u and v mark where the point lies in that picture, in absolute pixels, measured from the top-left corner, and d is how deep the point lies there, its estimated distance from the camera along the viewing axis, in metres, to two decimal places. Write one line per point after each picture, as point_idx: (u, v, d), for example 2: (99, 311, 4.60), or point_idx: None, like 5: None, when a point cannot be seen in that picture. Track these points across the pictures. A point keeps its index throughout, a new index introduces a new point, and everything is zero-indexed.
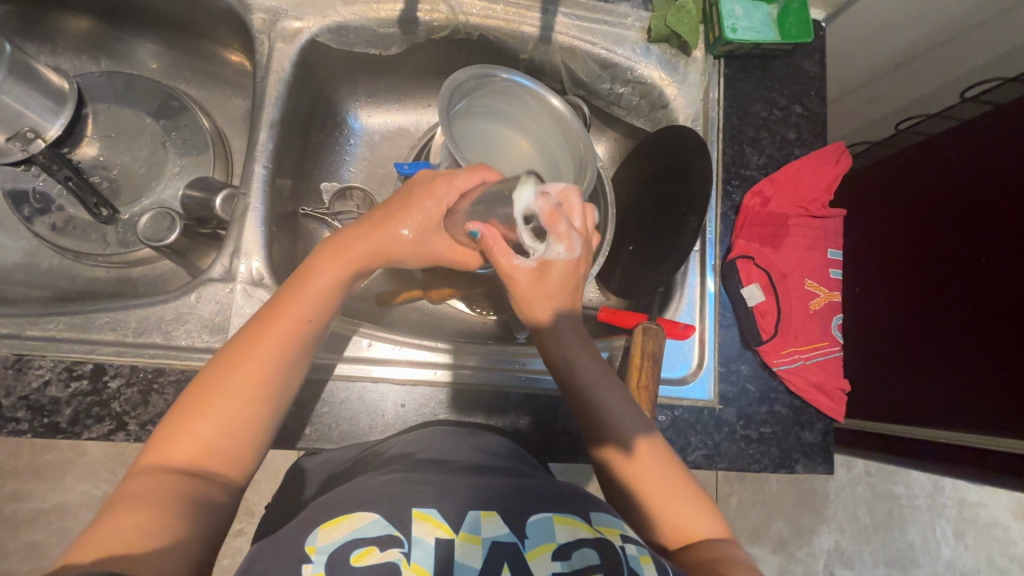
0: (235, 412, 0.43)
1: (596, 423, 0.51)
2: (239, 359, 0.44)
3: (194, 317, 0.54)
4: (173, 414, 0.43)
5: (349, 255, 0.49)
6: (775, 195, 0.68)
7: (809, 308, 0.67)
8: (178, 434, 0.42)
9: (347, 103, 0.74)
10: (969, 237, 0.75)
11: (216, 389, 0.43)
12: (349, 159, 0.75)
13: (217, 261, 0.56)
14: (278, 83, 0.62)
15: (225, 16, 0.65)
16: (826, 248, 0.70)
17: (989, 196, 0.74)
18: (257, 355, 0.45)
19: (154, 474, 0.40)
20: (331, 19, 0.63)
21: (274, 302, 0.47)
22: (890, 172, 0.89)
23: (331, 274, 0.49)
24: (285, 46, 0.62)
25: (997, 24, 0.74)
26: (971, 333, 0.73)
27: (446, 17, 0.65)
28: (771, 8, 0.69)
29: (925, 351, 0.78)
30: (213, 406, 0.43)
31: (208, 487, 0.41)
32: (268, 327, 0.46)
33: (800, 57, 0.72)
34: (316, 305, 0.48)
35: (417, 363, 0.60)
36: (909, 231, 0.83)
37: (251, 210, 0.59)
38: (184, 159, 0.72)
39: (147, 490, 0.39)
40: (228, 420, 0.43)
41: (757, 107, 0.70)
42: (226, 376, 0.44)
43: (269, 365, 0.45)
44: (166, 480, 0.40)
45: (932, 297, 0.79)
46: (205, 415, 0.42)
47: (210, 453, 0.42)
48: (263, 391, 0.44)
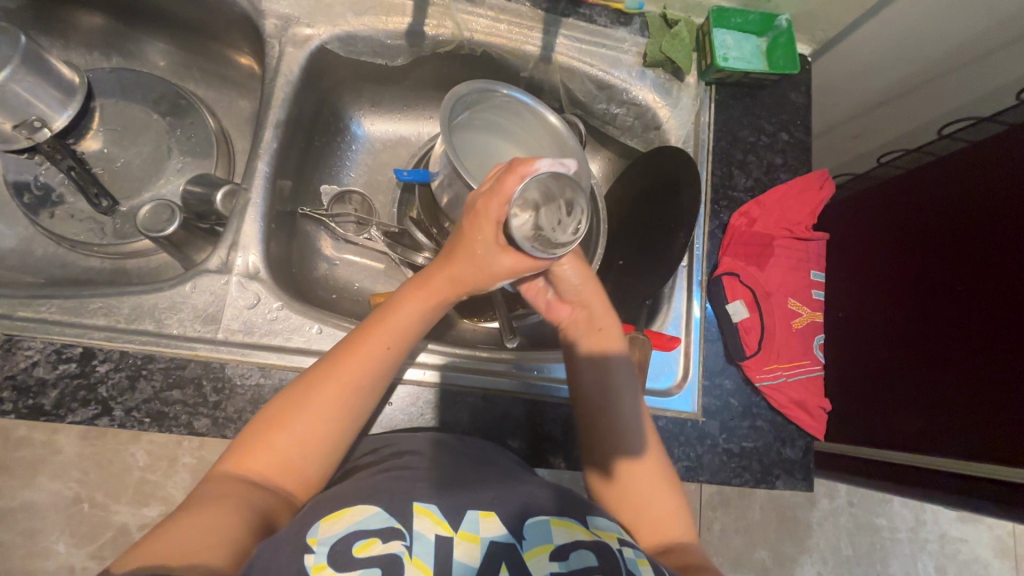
0: (322, 430, 0.46)
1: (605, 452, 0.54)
2: (321, 379, 0.47)
3: (188, 306, 0.55)
4: (253, 428, 0.46)
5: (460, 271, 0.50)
6: (761, 216, 0.70)
7: (792, 327, 0.69)
8: (257, 448, 0.45)
9: (351, 110, 0.77)
10: (951, 266, 0.77)
11: (294, 410, 0.46)
12: (350, 164, 0.78)
13: (214, 253, 0.57)
14: (285, 86, 0.63)
15: (238, 21, 0.67)
16: (809, 270, 0.71)
17: (976, 229, 0.75)
18: (342, 378, 0.47)
19: (231, 480, 0.43)
20: (341, 28, 0.65)
21: (360, 328, 0.50)
22: (881, 199, 0.92)
23: (410, 306, 0.50)
24: (295, 51, 0.64)
25: (973, 68, 0.78)
26: (942, 362, 0.76)
27: (452, 33, 0.68)
28: (760, 41, 0.73)
29: (917, 378, 0.78)
30: (291, 423, 0.45)
31: (275, 503, 0.43)
32: (348, 359, 0.48)
33: (787, 88, 0.75)
34: (396, 334, 0.50)
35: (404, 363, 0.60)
36: (912, 256, 0.84)
37: (251, 205, 0.59)
38: (187, 155, 0.73)
39: (228, 494, 0.41)
40: (284, 457, 0.45)
41: (745, 132, 0.73)
42: (307, 398, 0.46)
43: (336, 408, 0.47)
44: (245, 488, 0.43)
45: (908, 322, 0.81)
46: (283, 433, 0.45)
47: (281, 469, 0.45)
48: (321, 441, 0.46)
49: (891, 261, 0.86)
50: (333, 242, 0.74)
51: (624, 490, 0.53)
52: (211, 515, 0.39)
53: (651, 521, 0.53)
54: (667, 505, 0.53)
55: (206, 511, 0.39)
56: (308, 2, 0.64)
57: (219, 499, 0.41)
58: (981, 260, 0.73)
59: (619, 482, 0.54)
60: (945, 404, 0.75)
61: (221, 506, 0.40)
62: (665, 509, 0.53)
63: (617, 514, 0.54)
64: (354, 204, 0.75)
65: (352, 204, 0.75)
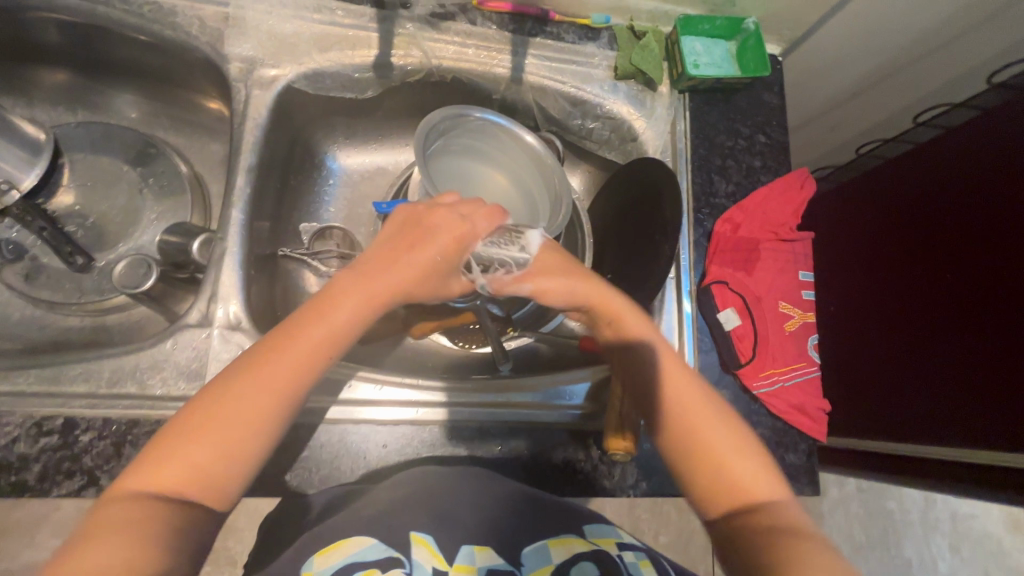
0: (243, 438, 0.41)
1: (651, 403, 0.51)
2: (256, 375, 0.42)
3: (170, 364, 0.53)
4: (167, 433, 0.41)
5: (404, 268, 0.48)
6: (745, 221, 0.69)
7: (785, 330, 0.68)
8: (169, 457, 0.40)
9: (320, 137, 0.75)
10: (950, 249, 0.75)
11: (219, 409, 0.41)
12: (329, 199, 0.77)
13: (194, 307, 0.56)
14: (255, 130, 0.62)
15: (202, 66, 0.65)
16: (798, 271, 0.71)
17: (974, 209, 0.73)
18: (277, 377, 0.43)
19: (136, 499, 0.38)
20: (307, 67, 0.64)
21: (289, 324, 0.45)
22: (873, 185, 0.90)
23: (351, 308, 0.46)
24: (262, 93, 0.62)
25: (948, 51, 0.78)
26: (946, 347, 0.74)
27: (420, 61, 0.67)
28: (729, 45, 0.74)
29: (920, 365, 0.77)
30: (211, 430, 0.41)
31: (189, 517, 0.39)
32: (280, 359, 0.43)
33: (760, 90, 0.75)
34: (333, 337, 0.45)
35: (400, 403, 0.58)
36: (906, 241, 0.83)
37: (228, 254, 0.58)
38: (161, 205, 0.72)
39: (130, 516, 0.37)
40: (192, 466, 0.40)
41: (723, 138, 0.73)
42: (230, 400, 0.41)
43: (252, 412, 0.42)
44: (152, 506, 0.38)
45: (911, 308, 0.80)
46: (202, 440, 0.40)
47: (196, 482, 0.40)
48: (240, 445, 0.41)
49: (885, 249, 0.85)
50: (318, 278, 0.73)
51: (683, 439, 0.49)
52: (116, 545, 0.36)
53: (727, 475, 0.47)
54: (750, 459, 0.48)
55: (115, 539, 0.36)
56: (271, 42, 0.63)
57: (116, 518, 0.37)
58: (984, 244, 0.71)
59: (673, 450, 0.49)
60: (948, 392, 0.74)
61: (125, 534, 0.36)
62: (735, 451, 0.48)
63: (689, 470, 0.48)
64: (335, 238, 0.74)
65: (333, 239, 0.74)
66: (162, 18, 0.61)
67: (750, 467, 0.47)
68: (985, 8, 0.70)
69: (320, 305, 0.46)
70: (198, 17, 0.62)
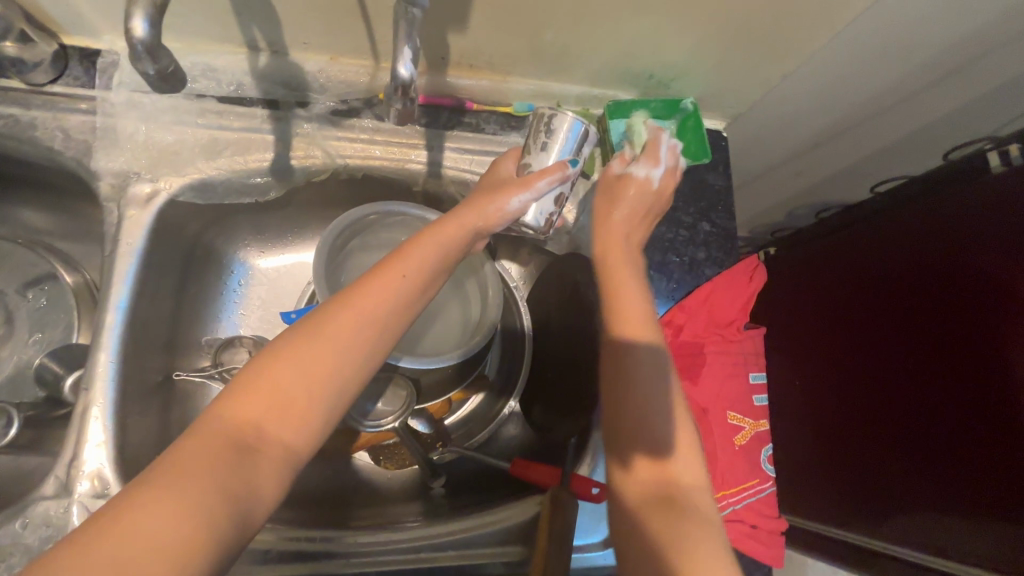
0: (316, 392, 0.39)
1: (630, 426, 0.46)
2: (324, 326, 0.40)
3: (17, 550, 0.46)
4: (243, 372, 0.39)
5: (455, 227, 0.47)
6: (687, 322, 0.63)
7: (734, 444, 0.62)
8: (250, 393, 0.38)
9: (232, 247, 0.69)
10: (911, 320, 0.69)
11: (296, 350, 0.39)
12: (235, 303, 0.70)
13: (51, 474, 0.49)
14: (128, 256, 0.55)
15: (76, 179, 0.58)
16: (747, 373, 0.65)
17: (932, 288, 0.67)
18: (350, 318, 0.40)
19: (203, 442, 0.35)
20: (192, 177, 0.58)
21: (376, 268, 0.44)
22: (830, 250, 0.85)
23: (424, 255, 0.45)
24: (138, 212, 0.56)
25: (903, 109, 0.73)
26: (931, 432, 0.65)
27: (323, 162, 0.60)
28: (669, 124, 0.66)
29: (903, 452, 0.68)
30: (286, 374, 0.38)
31: (252, 496, 0.35)
32: (361, 303, 0.41)
33: (703, 172, 0.70)
34: (400, 301, 0.43)
35: (352, 561, 0.54)
36: (875, 312, 0.75)
37: (95, 407, 0.51)
38: (43, 326, 0.65)
39: (203, 468, 0.34)
40: (277, 397, 0.38)
41: (663, 229, 0.67)
42: (304, 346, 0.39)
43: (325, 356, 0.39)
44: (215, 448, 0.35)
45: (887, 386, 0.71)
46: (280, 374, 0.38)
47: (259, 426, 0.37)
48: (319, 393, 0.39)
49: (854, 321, 0.77)
50: None
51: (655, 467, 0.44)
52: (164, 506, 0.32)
53: (680, 531, 0.40)
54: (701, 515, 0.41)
55: (170, 489, 0.33)
56: (149, 153, 0.57)
57: (190, 488, 0.33)
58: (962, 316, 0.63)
59: (640, 484, 0.44)
60: (937, 486, 0.64)
61: (174, 502, 0.32)
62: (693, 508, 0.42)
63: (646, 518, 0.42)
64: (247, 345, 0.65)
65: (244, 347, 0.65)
66: (18, 132, 0.54)
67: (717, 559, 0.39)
68: (935, 71, 0.65)
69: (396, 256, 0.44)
70: (61, 129, 0.55)
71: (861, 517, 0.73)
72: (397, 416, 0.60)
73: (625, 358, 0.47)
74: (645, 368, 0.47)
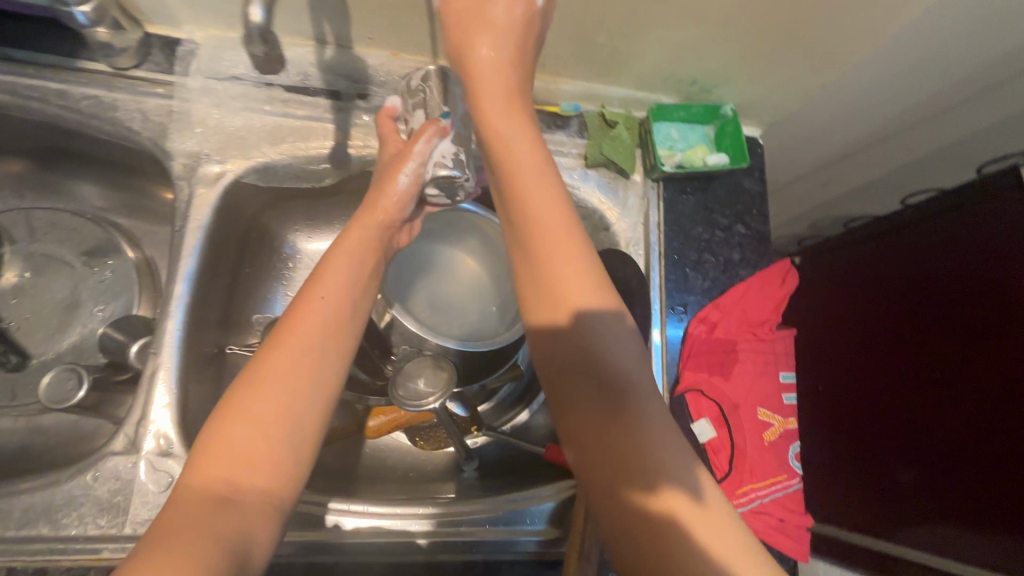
0: (279, 419, 0.38)
1: (630, 454, 0.36)
2: (281, 350, 0.42)
3: (89, 500, 0.49)
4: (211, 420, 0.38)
5: (358, 238, 0.52)
6: (721, 320, 0.65)
7: (764, 440, 0.64)
8: (211, 449, 0.37)
9: (286, 232, 0.73)
10: (936, 339, 0.70)
11: (250, 390, 0.39)
12: (287, 284, 0.73)
13: (120, 431, 0.52)
14: (196, 232, 0.58)
15: (148, 158, 0.62)
16: (777, 373, 0.67)
17: (965, 304, 0.67)
18: (288, 346, 0.42)
19: (191, 492, 0.35)
20: (256, 160, 0.61)
21: (296, 304, 0.45)
22: (865, 263, 0.84)
23: (331, 283, 0.47)
24: (205, 191, 0.59)
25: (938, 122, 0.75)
26: (948, 448, 0.67)
27: (379, 152, 0.63)
28: (707, 128, 0.71)
29: (920, 465, 0.70)
30: (248, 409, 0.38)
31: (249, 534, 0.34)
32: (286, 339, 0.42)
33: (740, 176, 0.71)
34: (330, 312, 0.45)
35: (385, 532, 0.55)
36: (902, 329, 0.76)
37: (163, 370, 0.55)
38: (107, 297, 0.69)
39: (194, 519, 0.33)
40: (237, 445, 0.37)
41: (699, 229, 0.69)
42: (261, 381, 0.40)
43: (286, 386, 0.40)
44: (201, 499, 0.34)
45: (911, 400, 0.73)
46: (243, 411, 0.38)
47: (240, 466, 0.36)
48: (285, 420, 0.38)
49: (881, 336, 0.79)
50: None
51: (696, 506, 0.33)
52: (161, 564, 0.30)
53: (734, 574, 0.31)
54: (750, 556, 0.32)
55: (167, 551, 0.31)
56: (218, 137, 0.60)
57: (189, 548, 0.31)
58: (983, 339, 0.64)
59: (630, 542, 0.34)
60: (952, 499, 0.66)
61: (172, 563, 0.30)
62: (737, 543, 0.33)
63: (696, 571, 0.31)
64: None
65: None
66: (100, 112, 0.58)
67: (749, 544, 0.33)
68: None
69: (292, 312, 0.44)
70: (140, 111, 0.58)
71: (883, 535, 0.74)
72: (438, 397, 0.60)
73: (563, 344, 0.41)
74: (618, 354, 0.40)
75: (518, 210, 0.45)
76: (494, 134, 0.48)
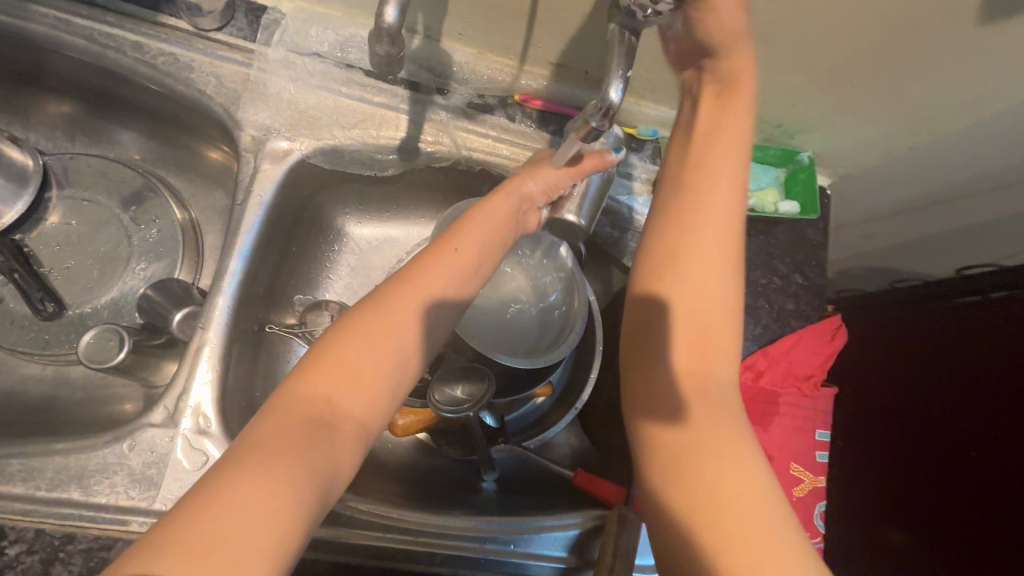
0: (400, 356, 0.43)
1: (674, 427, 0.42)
2: (405, 294, 0.45)
3: (122, 469, 0.48)
4: (321, 347, 0.42)
5: (497, 207, 0.55)
6: (768, 369, 0.65)
7: (792, 495, 0.63)
8: (329, 370, 0.41)
9: (336, 214, 0.71)
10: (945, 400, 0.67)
11: (374, 323, 0.43)
12: (333, 268, 0.71)
13: (160, 402, 0.51)
14: (257, 207, 0.57)
15: (214, 122, 0.60)
16: (816, 429, 0.66)
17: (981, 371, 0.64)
18: (418, 289, 0.46)
19: (291, 412, 0.38)
20: (325, 142, 0.59)
21: (428, 252, 0.49)
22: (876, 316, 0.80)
23: (467, 235, 0.52)
24: (272, 166, 0.58)
25: None
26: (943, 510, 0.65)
27: (449, 151, 0.62)
28: (779, 172, 0.70)
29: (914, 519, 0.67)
30: (365, 343, 0.42)
31: (338, 460, 0.38)
32: (419, 280, 0.46)
33: (804, 225, 0.70)
34: (458, 263, 0.49)
35: (399, 535, 0.55)
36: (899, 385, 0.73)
37: (208, 346, 0.53)
38: (150, 255, 0.67)
39: (287, 439, 0.37)
40: (352, 373, 0.41)
41: (757, 274, 0.68)
42: (382, 319, 0.43)
43: (408, 328, 0.44)
44: (302, 419, 0.38)
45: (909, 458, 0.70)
46: (359, 344, 0.42)
47: (347, 393, 0.40)
48: (398, 358, 0.42)
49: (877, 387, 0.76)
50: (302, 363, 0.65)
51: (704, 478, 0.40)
52: (261, 478, 0.34)
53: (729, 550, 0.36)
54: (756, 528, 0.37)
55: (264, 465, 0.35)
56: (290, 113, 0.58)
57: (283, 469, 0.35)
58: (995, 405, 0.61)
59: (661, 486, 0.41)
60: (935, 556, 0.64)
61: (266, 480, 0.34)
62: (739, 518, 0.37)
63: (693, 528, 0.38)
64: (331, 310, 0.64)
65: (329, 311, 0.64)
66: (176, 71, 0.56)
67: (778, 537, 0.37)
68: None
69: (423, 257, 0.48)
70: (215, 75, 0.57)
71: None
72: (473, 406, 0.60)
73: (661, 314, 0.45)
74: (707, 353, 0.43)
75: (696, 213, 0.46)
76: (706, 169, 0.47)
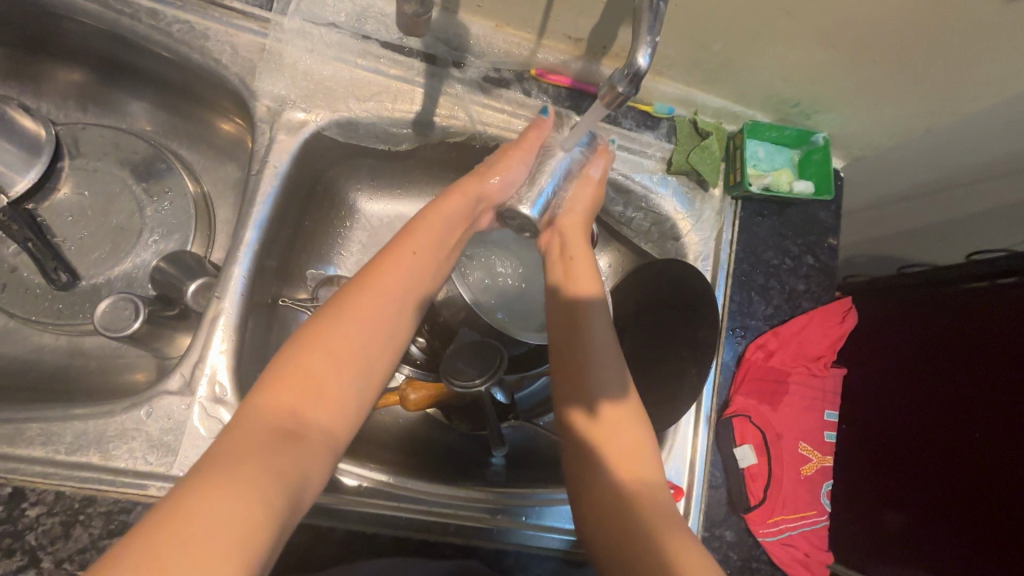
0: (365, 356, 0.43)
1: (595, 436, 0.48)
2: (368, 295, 0.45)
3: (140, 435, 0.49)
4: (285, 352, 0.41)
5: (454, 205, 0.54)
6: (778, 349, 0.65)
7: (800, 474, 0.64)
8: (293, 374, 0.40)
9: (349, 190, 0.71)
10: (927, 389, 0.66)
11: (336, 325, 0.43)
12: (345, 244, 0.71)
13: (177, 370, 0.51)
14: (272, 178, 0.57)
15: (228, 93, 0.60)
16: (824, 409, 0.67)
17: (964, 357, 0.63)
18: (382, 292, 0.46)
19: (259, 419, 0.37)
20: (340, 114, 0.59)
21: (386, 255, 0.49)
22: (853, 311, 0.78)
23: (427, 236, 0.51)
24: (287, 138, 0.57)
25: None
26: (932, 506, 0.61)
27: (464, 125, 0.62)
28: (794, 153, 0.70)
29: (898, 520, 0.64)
30: (327, 345, 0.41)
31: (306, 462, 0.37)
32: (379, 281, 0.46)
33: (817, 206, 0.70)
34: (417, 263, 0.49)
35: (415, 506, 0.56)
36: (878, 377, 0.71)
37: (223, 315, 0.54)
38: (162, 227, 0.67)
39: (254, 445, 0.36)
40: (314, 375, 0.40)
41: (769, 254, 0.68)
42: (345, 320, 0.43)
43: (374, 328, 0.44)
44: (270, 425, 0.37)
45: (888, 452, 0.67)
46: (322, 345, 0.41)
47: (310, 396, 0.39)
48: (360, 360, 0.42)
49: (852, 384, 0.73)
50: None
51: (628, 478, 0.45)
52: (233, 480, 0.33)
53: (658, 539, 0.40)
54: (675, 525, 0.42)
55: (233, 469, 0.33)
56: (306, 84, 0.58)
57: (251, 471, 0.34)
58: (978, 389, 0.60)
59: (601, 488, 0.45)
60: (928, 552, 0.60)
61: (236, 484, 0.32)
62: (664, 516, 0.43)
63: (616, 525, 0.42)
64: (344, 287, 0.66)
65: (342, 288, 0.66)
66: (191, 39, 0.56)
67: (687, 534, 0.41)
68: None
69: (380, 263, 0.48)
70: (230, 44, 0.57)
71: None
72: (487, 379, 0.60)
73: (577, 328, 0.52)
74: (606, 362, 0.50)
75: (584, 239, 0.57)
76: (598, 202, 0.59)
